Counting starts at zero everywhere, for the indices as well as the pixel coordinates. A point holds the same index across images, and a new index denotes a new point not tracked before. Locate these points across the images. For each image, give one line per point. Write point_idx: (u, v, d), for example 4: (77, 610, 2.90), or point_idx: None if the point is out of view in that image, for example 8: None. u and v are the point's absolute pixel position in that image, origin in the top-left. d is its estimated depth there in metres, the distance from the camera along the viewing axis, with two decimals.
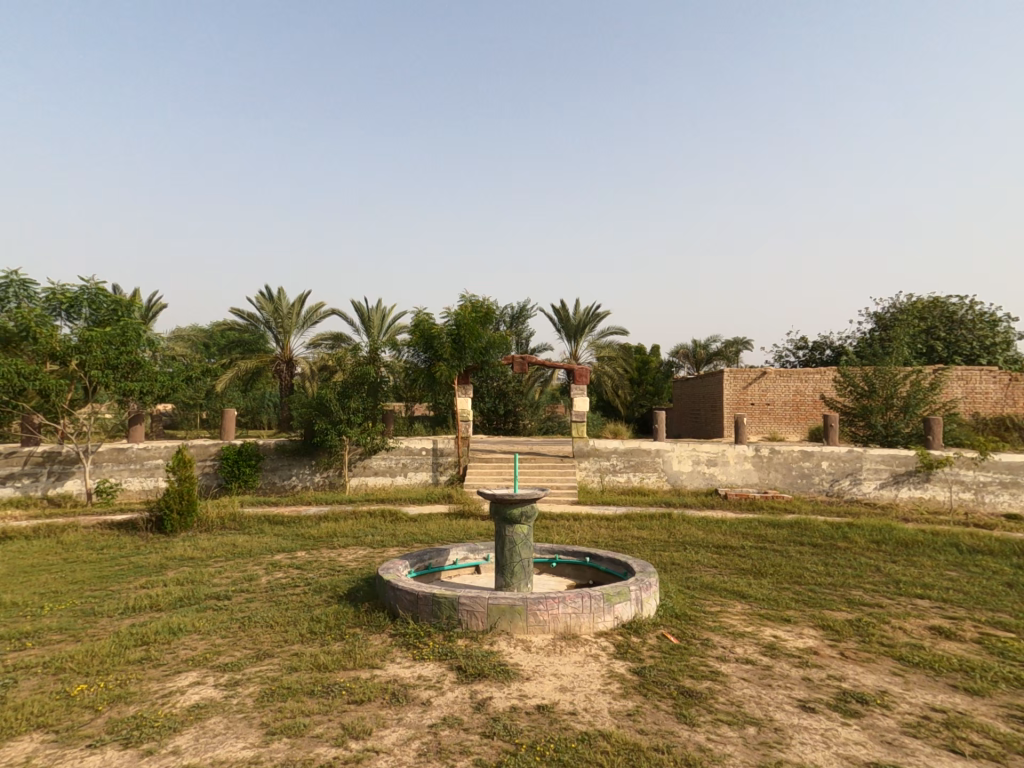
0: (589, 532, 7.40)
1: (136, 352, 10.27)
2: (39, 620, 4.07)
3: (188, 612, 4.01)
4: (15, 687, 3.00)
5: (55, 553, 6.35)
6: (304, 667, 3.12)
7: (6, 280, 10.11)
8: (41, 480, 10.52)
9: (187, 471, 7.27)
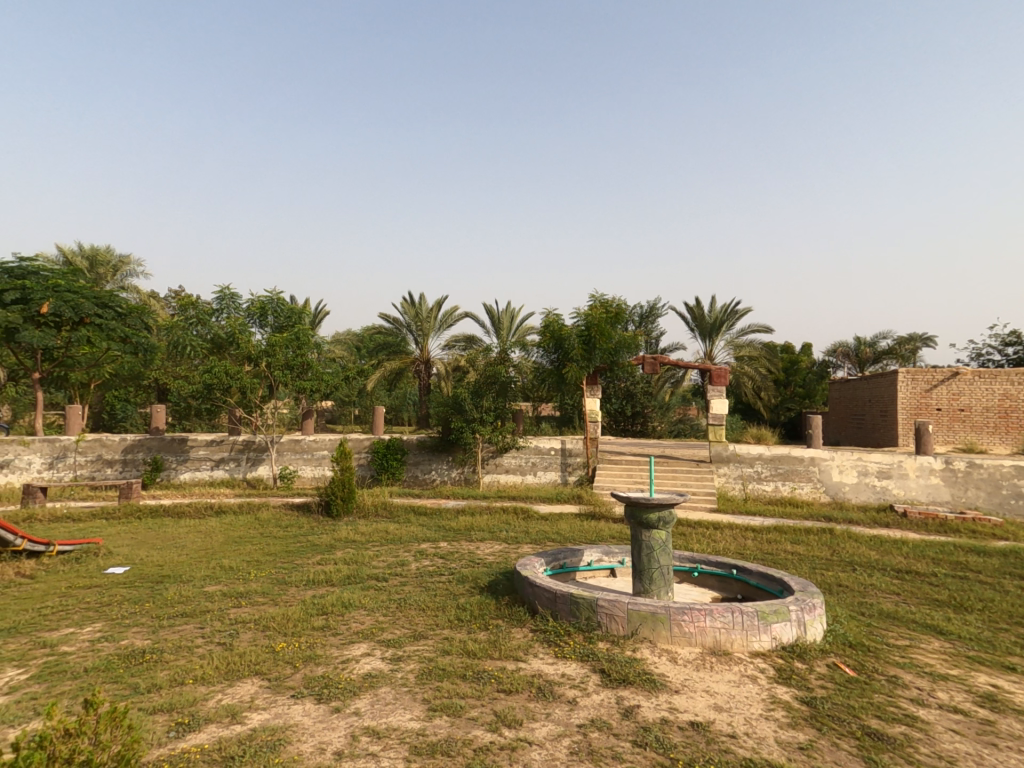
0: (733, 543, 6.93)
1: (308, 355, 11.84)
2: (248, 584, 4.90)
3: (356, 590, 4.53)
4: (236, 637, 3.66)
5: (254, 528, 7.56)
6: (455, 651, 3.36)
7: (221, 294, 12.39)
8: (242, 465, 12.54)
9: (348, 462, 8.21)
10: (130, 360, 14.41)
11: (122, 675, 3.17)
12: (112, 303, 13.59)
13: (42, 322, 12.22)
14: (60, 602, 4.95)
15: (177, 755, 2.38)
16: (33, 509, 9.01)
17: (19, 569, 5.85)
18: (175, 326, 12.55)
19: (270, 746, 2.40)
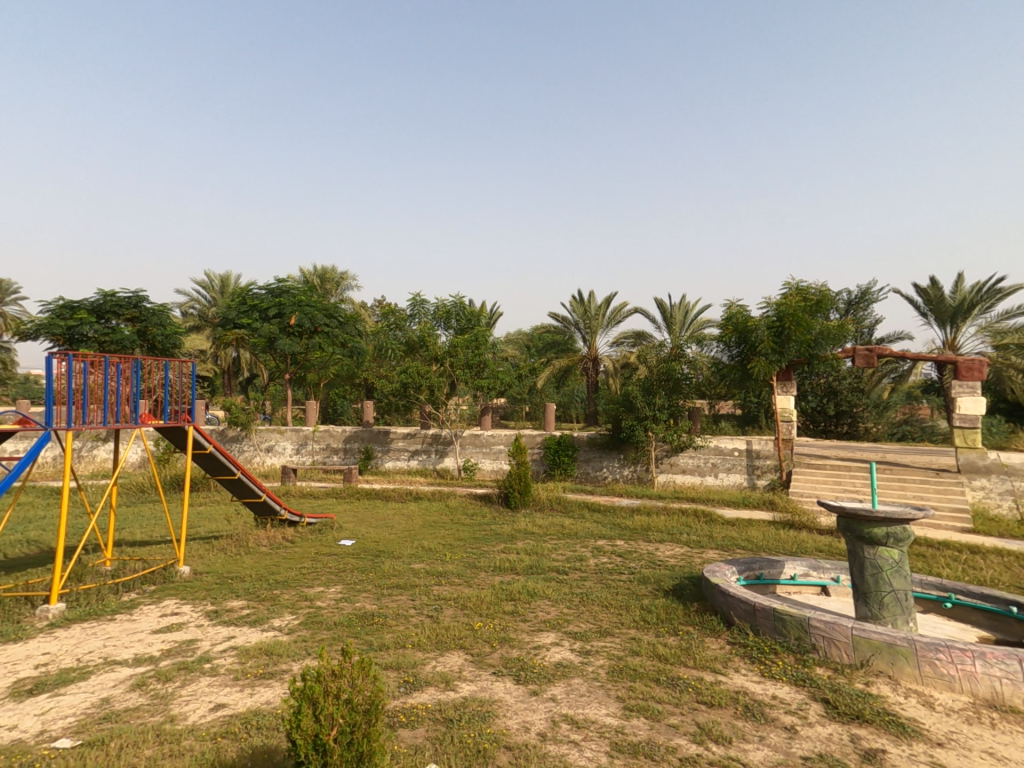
0: (997, 574, 5.52)
1: (484, 355, 12.79)
2: (445, 565, 5.40)
3: (539, 580, 4.68)
4: (440, 612, 4.04)
5: (446, 514, 8.34)
6: (645, 653, 3.23)
7: (413, 302, 14.09)
8: (431, 456, 13.97)
9: (523, 457, 8.58)
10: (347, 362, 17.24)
11: (359, 632, 3.74)
12: (335, 314, 16.40)
13: (291, 331, 15.43)
14: (310, 565, 6.06)
15: (408, 710, 2.73)
16: (286, 486, 11.24)
17: (283, 534, 7.32)
18: (379, 332, 14.58)
19: (481, 717, 2.61)
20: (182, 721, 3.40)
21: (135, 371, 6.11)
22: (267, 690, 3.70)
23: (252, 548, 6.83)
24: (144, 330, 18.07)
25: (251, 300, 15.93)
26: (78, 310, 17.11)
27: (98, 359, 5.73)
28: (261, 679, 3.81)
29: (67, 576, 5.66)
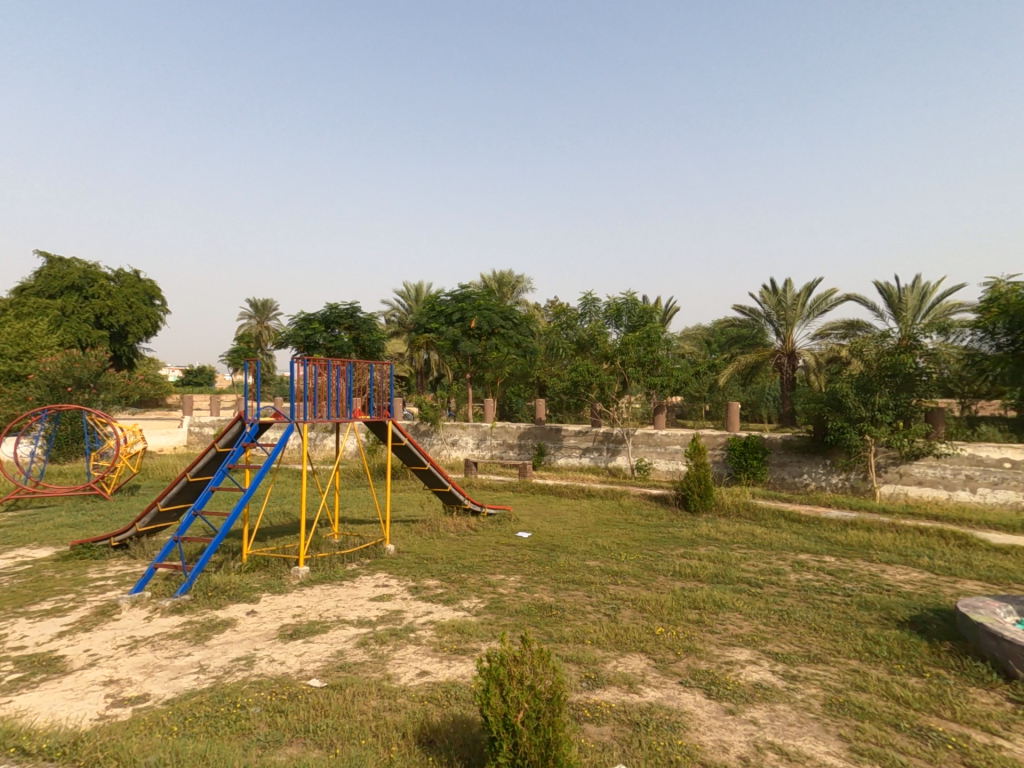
0: None
1: (658, 352, 12.30)
2: (621, 565, 5.28)
3: (726, 590, 4.27)
4: (619, 612, 3.93)
5: (620, 514, 8.16)
6: (875, 691, 2.76)
7: (583, 301, 14.20)
8: (603, 454, 13.92)
9: (703, 458, 8.02)
10: (520, 360, 18.25)
11: (539, 622, 3.83)
12: (510, 316, 17.50)
13: (472, 334, 16.81)
14: (492, 553, 6.47)
15: (592, 706, 2.70)
16: (469, 478, 12.25)
17: (467, 522, 7.97)
18: (552, 332, 15.07)
19: (670, 726, 2.47)
20: (395, 681, 3.91)
21: (350, 371, 7.32)
22: (461, 665, 4.03)
23: (444, 534, 7.56)
24: (358, 336, 21.45)
25: (438, 306, 17.78)
26: (313, 321, 21.08)
27: (324, 363, 7.04)
28: (456, 654, 4.17)
29: (309, 544, 6.98)
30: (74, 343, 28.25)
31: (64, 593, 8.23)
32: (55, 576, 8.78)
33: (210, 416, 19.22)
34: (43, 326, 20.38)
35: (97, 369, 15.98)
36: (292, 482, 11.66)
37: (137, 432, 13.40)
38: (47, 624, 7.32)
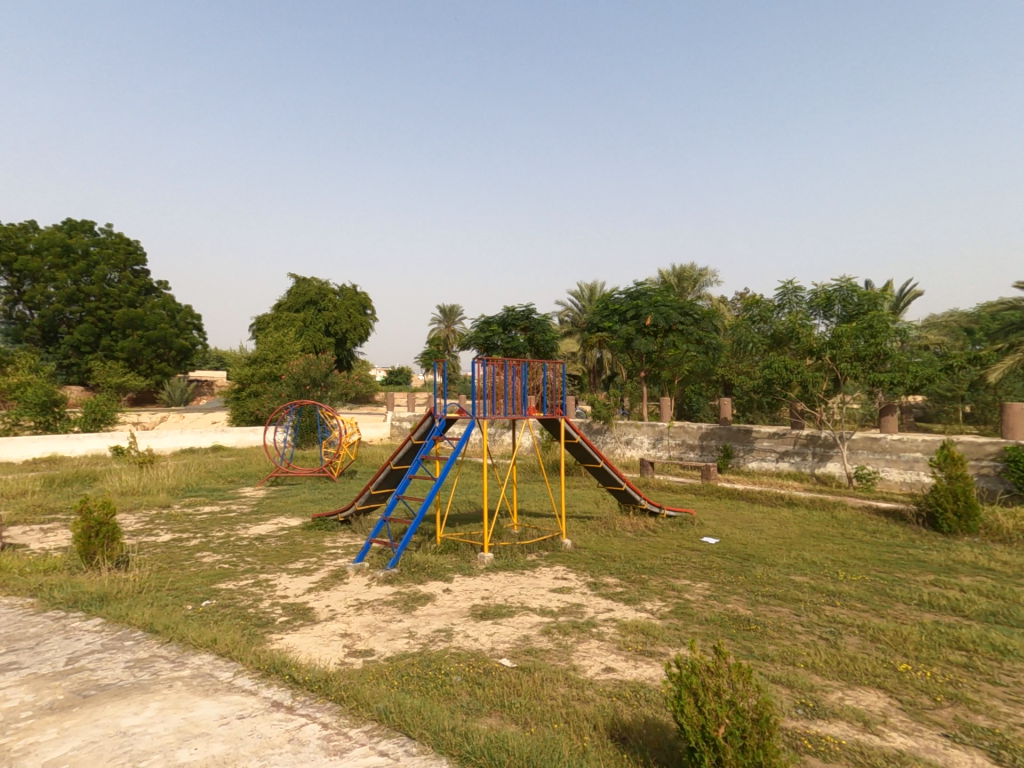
0: None
1: (884, 343, 10.53)
2: (841, 584, 4.98)
3: (1006, 633, 3.93)
4: (845, 639, 3.87)
5: (835, 527, 7.32)
6: None
7: (782, 290, 12.88)
8: (808, 459, 12.46)
9: (960, 471, 7.16)
10: (702, 358, 17.30)
11: (734, 634, 3.94)
12: (690, 312, 16.68)
13: (647, 331, 16.41)
14: (675, 557, 6.27)
15: (812, 737, 2.71)
16: (644, 478, 11.99)
17: (645, 523, 7.79)
18: (738, 324, 13.62)
19: None
20: (581, 673, 4.03)
21: (525, 371, 7.76)
22: (648, 668, 3.97)
23: (621, 533, 7.51)
24: (532, 337, 22.60)
25: (612, 305, 17.71)
26: (492, 324, 22.80)
27: (502, 362, 7.57)
28: (642, 655, 4.13)
29: (492, 533, 7.56)
30: (311, 348, 34.93)
31: (309, 556, 10.28)
32: (304, 541, 11.03)
33: (407, 411, 22.07)
34: (291, 335, 25.58)
35: (326, 370, 19.58)
36: (475, 474, 12.77)
37: (354, 425, 16.02)
38: (300, 580, 9.25)
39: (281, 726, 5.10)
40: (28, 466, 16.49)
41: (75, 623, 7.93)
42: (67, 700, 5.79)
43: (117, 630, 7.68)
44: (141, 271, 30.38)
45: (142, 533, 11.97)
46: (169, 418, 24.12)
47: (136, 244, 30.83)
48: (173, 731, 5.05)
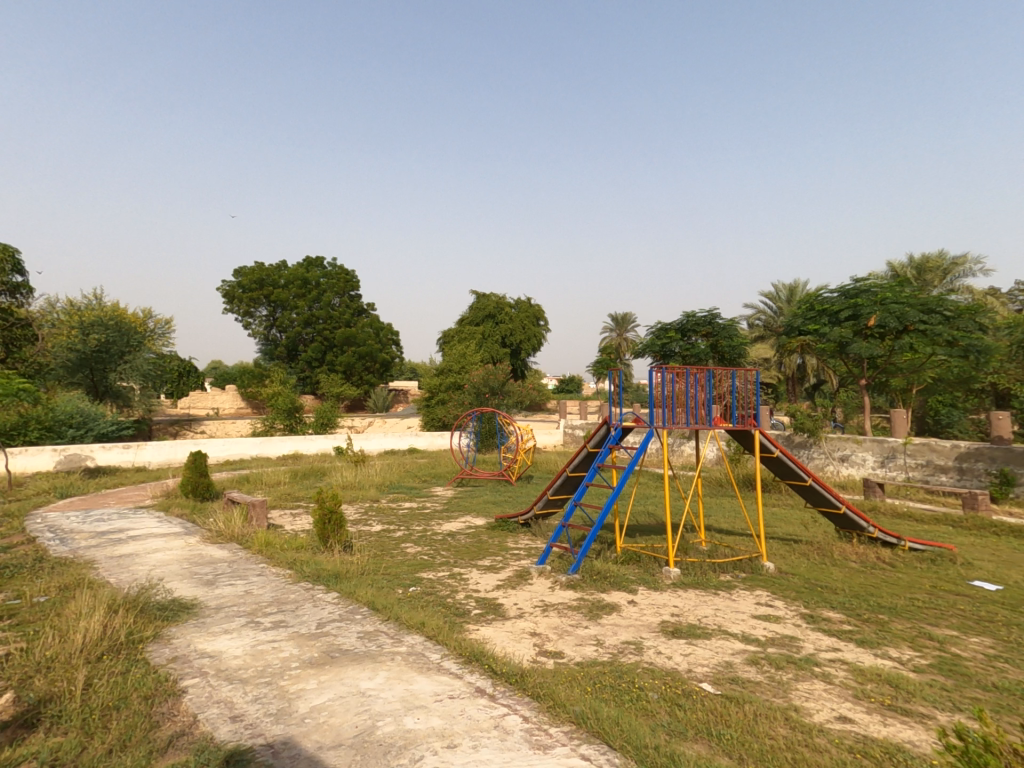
0: None
1: None
2: None
3: None
4: None
5: None
6: None
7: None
8: None
9: None
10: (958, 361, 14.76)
11: None
12: (938, 308, 14.12)
13: (871, 334, 14.55)
14: (932, 601, 5.53)
15: None
16: (873, 501, 10.60)
17: (876, 554, 6.86)
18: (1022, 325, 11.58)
19: None
20: (807, 715, 3.71)
21: (707, 379, 7.32)
22: (909, 730, 3.50)
23: (845, 562, 6.70)
24: (716, 343, 21.42)
25: (821, 306, 16.05)
26: (669, 330, 22.20)
27: (680, 370, 7.27)
28: (893, 713, 3.69)
29: (677, 548, 7.29)
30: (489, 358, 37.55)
31: (495, 555, 11.12)
32: (489, 540, 11.97)
33: (580, 419, 22.57)
34: (472, 349, 28.02)
35: (503, 379, 20.93)
36: (654, 486, 12.48)
37: (529, 432, 16.78)
38: (489, 577, 10.05)
39: (486, 712, 5.61)
40: (281, 461, 20.76)
41: (319, 595, 9.76)
42: (320, 658, 7.18)
43: (349, 604, 9.25)
44: (355, 297, 36.20)
45: (361, 522, 14.21)
46: (375, 423, 28.27)
47: (352, 274, 36.81)
48: (398, 699, 5.92)
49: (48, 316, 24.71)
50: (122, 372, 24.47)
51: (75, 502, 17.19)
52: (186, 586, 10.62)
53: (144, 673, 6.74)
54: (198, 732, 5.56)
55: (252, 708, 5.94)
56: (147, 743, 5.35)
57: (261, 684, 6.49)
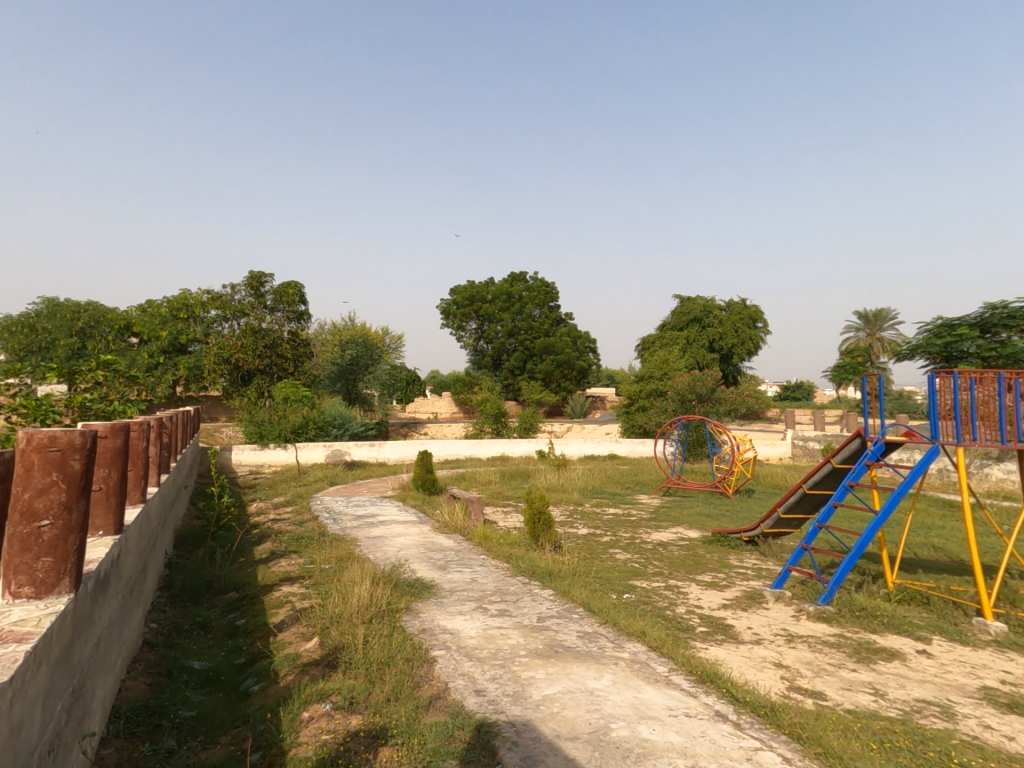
0: None
1: None
2: None
3: None
4: None
5: None
6: None
7: None
8: None
9: None
10: None
11: None
12: None
13: None
14: None
15: None
16: None
17: None
18: None
19: None
20: None
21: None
22: None
23: None
24: None
25: None
26: (960, 327, 20.71)
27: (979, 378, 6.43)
28: None
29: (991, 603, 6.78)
30: (694, 363, 38.07)
31: (717, 571, 10.65)
32: (706, 555, 11.54)
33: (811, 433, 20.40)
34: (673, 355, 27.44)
35: (711, 386, 21.04)
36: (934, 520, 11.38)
37: (747, 442, 15.66)
38: (713, 595, 9.67)
39: (733, 740, 5.32)
40: (492, 462, 22.97)
41: (537, 589, 10.36)
42: (546, 650, 7.63)
43: (566, 602, 9.67)
44: (554, 307, 38.33)
45: (568, 524, 14.89)
46: (573, 429, 29.51)
47: (551, 286, 38.90)
48: (629, 705, 6.01)
49: (319, 337, 31.25)
50: (368, 381, 30.08)
51: (340, 489, 21.44)
52: (426, 568, 12.38)
53: (403, 639, 7.94)
54: (450, 698, 6.38)
55: (492, 686, 6.61)
56: (413, 700, 6.31)
57: (496, 666, 7.17)
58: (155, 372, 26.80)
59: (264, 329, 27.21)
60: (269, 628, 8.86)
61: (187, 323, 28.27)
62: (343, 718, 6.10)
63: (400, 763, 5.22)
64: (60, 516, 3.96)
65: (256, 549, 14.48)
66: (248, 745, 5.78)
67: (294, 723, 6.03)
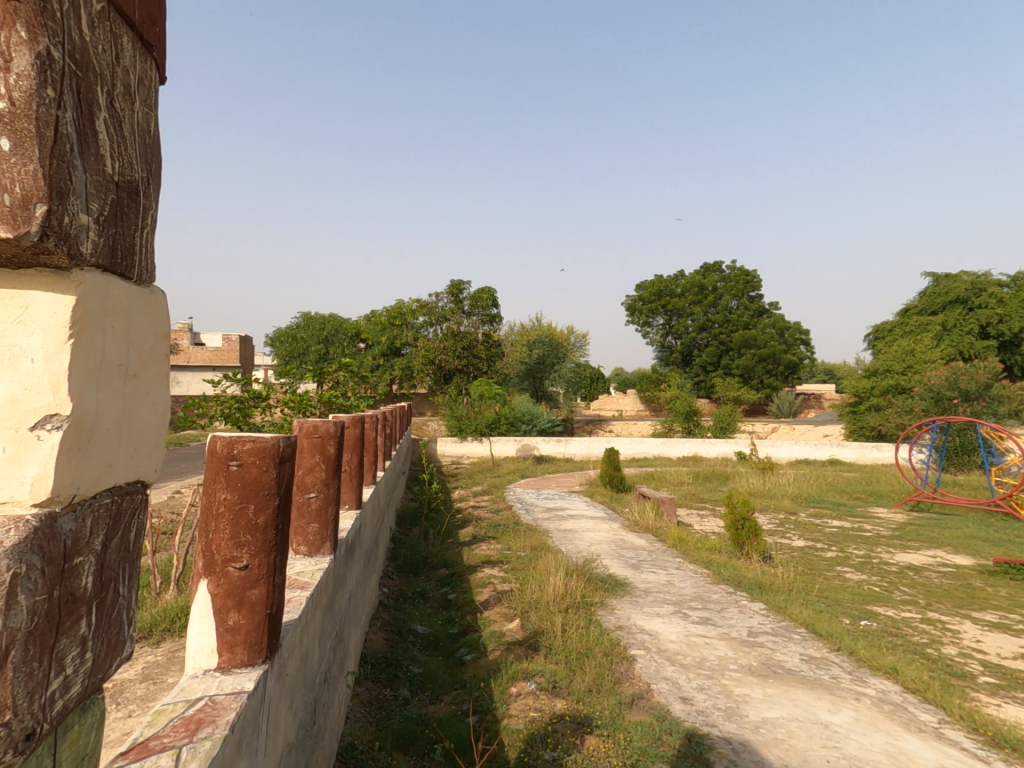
0: None
1: None
2: None
3: None
4: None
5: None
6: None
7: None
8: None
9: None
10: None
11: None
12: None
13: None
14: None
15: None
16: None
17: None
18: None
19: None
20: None
21: None
22: None
23: None
24: None
25: None
26: None
27: None
28: None
29: None
30: (957, 354, 31.80)
31: (1006, 612, 8.65)
32: (987, 588, 9.51)
33: None
34: (925, 343, 23.17)
35: (984, 382, 17.22)
36: None
37: None
38: (1001, 639, 7.84)
39: None
40: (684, 461, 22.01)
41: (745, 602, 9.56)
42: (761, 668, 7.02)
43: (781, 620, 8.71)
44: (755, 297, 35.31)
45: (779, 533, 13.44)
46: (780, 429, 26.95)
47: (751, 274, 36.13)
48: (882, 751, 5.23)
49: (509, 337, 33.31)
50: (553, 379, 31.48)
51: (531, 481, 22.66)
52: (619, 564, 12.29)
53: (600, 632, 8.00)
54: (655, 699, 6.28)
55: (700, 696, 6.33)
56: (615, 694, 6.32)
57: (702, 676, 6.84)
58: (377, 372, 31.69)
59: (463, 333, 30.33)
60: (476, 605, 9.70)
61: (401, 329, 32.63)
62: (548, 699, 6.38)
63: (607, 755, 5.23)
64: (322, 490, 4.96)
65: (461, 531, 16.10)
66: (468, 706, 6.35)
67: (505, 695, 6.49)
